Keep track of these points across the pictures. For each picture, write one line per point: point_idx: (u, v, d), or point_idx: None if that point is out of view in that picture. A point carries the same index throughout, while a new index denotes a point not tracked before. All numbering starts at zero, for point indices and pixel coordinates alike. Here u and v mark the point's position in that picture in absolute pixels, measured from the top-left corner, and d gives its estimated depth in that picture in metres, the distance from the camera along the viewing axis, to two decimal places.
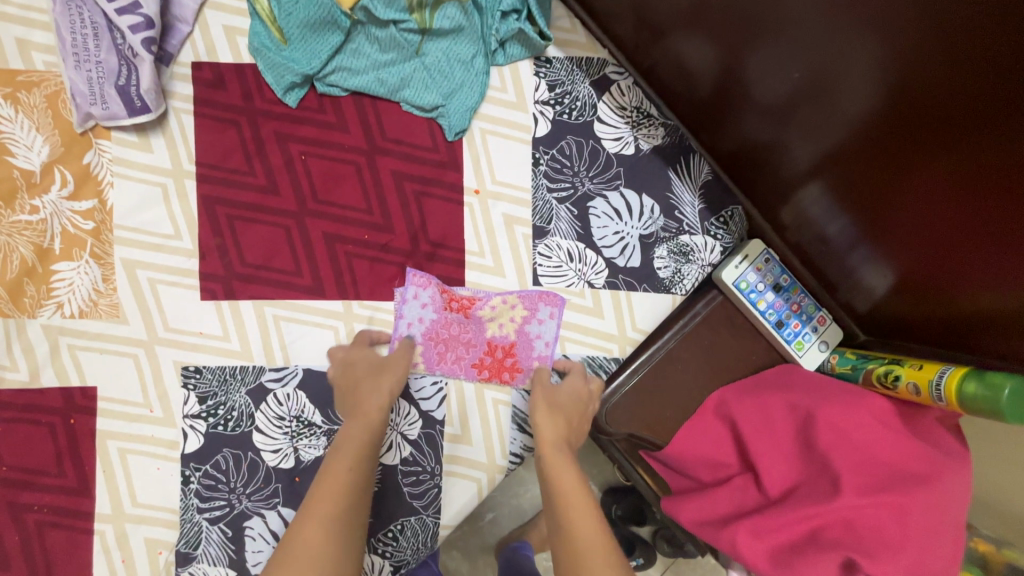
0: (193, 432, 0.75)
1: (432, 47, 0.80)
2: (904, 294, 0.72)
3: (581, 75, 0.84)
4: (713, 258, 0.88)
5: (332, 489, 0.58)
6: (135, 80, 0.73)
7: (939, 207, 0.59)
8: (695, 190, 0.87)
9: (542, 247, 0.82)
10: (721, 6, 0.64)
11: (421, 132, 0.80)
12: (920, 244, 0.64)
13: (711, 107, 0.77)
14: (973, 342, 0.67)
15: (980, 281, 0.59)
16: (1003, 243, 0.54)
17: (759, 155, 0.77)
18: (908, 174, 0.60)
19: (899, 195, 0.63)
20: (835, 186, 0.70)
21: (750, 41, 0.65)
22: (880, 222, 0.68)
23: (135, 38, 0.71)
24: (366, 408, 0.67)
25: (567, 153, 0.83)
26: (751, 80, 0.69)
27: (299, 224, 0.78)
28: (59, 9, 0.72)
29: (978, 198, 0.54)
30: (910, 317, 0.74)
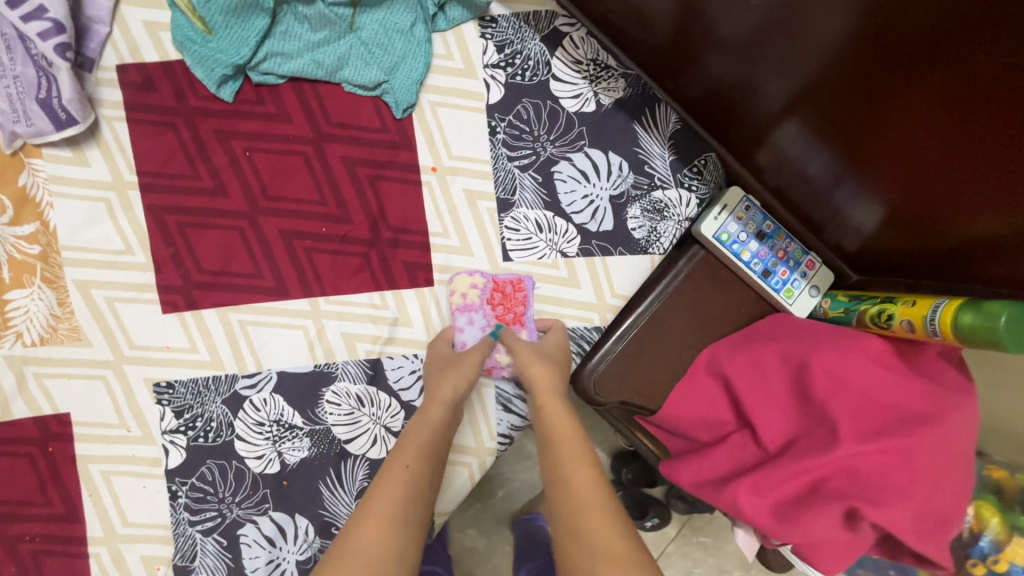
0: (174, 447, 0.74)
1: (366, 20, 0.74)
2: (897, 227, 0.68)
3: (530, 32, 0.77)
4: (690, 212, 0.82)
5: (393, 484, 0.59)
6: (56, 90, 0.68)
7: (928, 135, 0.55)
8: (664, 142, 0.80)
9: (509, 220, 0.78)
10: None
11: (367, 113, 0.76)
12: (906, 174, 0.60)
13: (674, 49, 0.72)
14: (964, 272, 0.64)
15: (972, 208, 0.56)
16: (1005, 159, 0.50)
17: (732, 97, 0.72)
18: (892, 101, 0.56)
19: (883, 129, 0.59)
20: (814, 124, 0.65)
21: None
22: (863, 156, 0.63)
23: (47, 45, 0.66)
24: (440, 393, 0.69)
25: (524, 117, 0.77)
26: (715, 16, 0.63)
27: (253, 224, 0.75)
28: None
29: (971, 115, 0.50)
30: (902, 253, 0.71)
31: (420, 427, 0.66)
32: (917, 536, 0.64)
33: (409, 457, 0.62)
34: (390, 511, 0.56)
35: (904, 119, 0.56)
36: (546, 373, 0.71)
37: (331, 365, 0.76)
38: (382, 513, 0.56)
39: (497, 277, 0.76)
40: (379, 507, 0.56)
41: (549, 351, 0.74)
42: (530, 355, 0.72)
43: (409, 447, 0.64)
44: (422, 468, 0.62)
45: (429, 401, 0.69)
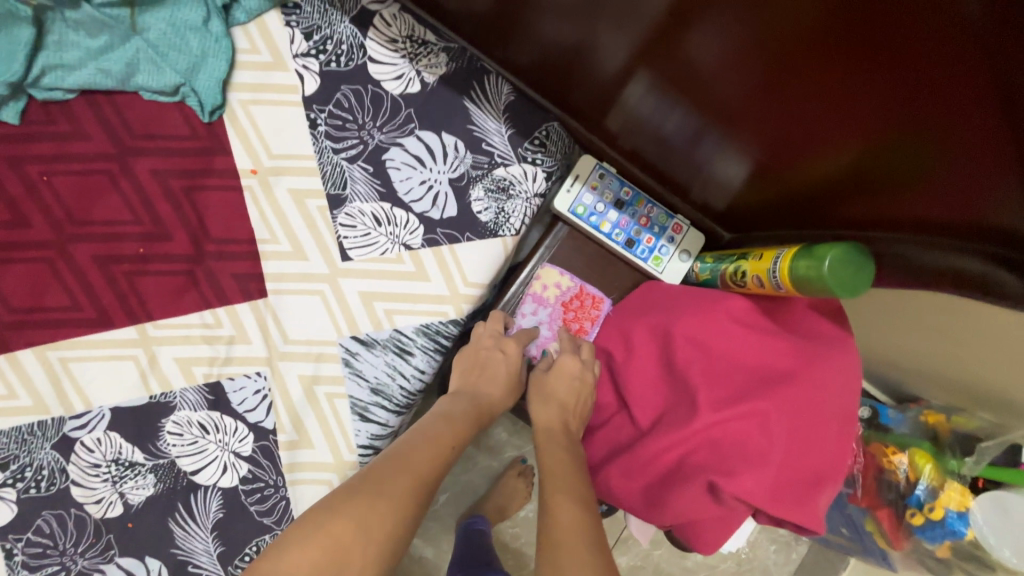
0: (3, 503, 0.68)
1: (150, 19, 0.68)
2: (796, 183, 0.60)
3: (337, 14, 0.71)
4: (541, 188, 0.76)
5: (398, 483, 0.54)
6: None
7: (781, 80, 0.48)
8: (500, 115, 0.74)
9: (343, 217, 0.73)
10: None
11: (173, 121, 0.71)
12: (760, 114, 0.55)
13: (500, 14, 0.65)
14: (832, 213, 0.60)
15: (845, 140, 0.50)
16: (865, 76, 0.42)
17: (571, 61, 0.67)
18: (729, 53, 0.50)
19: (739, 85, 0.53)
20: (669, 86, 0.60)
21: None
22: (735, 115, 0.57)
23: None
24: (479, 390, 0.69)
25: (345, 106, 0.72)
26: None
27: (63, 252, 0.70)
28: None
29: (803, 44, 0.44)
30: (777, 201, 0.66)
31: (432, 440, 0.60)
32: (779, 503, 0.61)
33: (453, 432, 0.62)
34: (409, 487, 0.54)
35: (742, 56, 0.49)
36: (547, 414, 0.68)
37: (168, 394, 0.71)
38: (370, 514, 0.50)
39: (570, 289, 0.79)
40: (414, 464, 0.56)
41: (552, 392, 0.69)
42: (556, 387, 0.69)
43: (450, 423, 0.63)
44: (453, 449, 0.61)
45: (473, 407, 0.67)
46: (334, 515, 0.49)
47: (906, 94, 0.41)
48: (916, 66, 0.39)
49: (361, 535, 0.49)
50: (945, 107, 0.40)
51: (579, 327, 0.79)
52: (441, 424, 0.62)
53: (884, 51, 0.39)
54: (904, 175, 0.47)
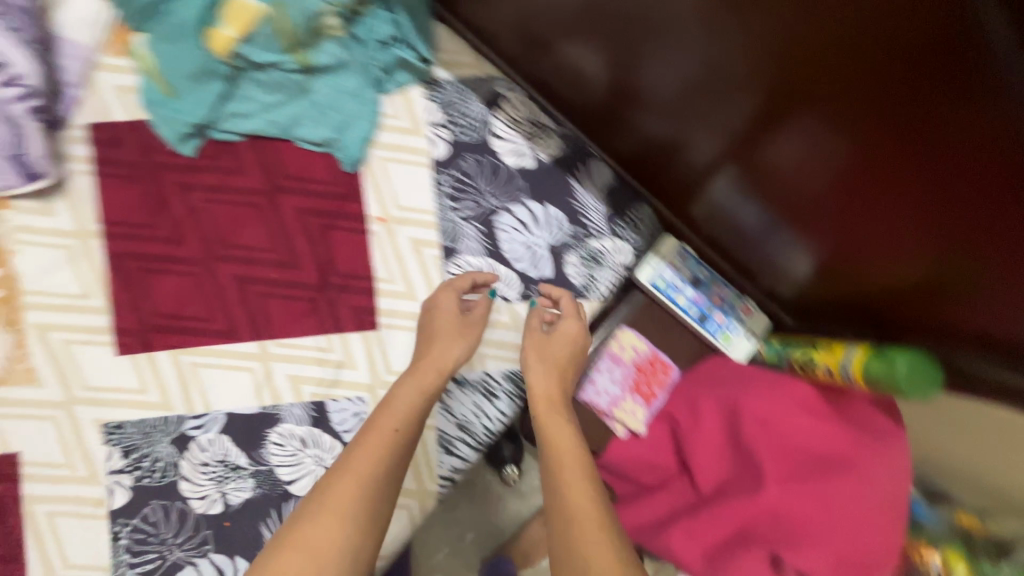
0: (120, 487, 0.76)
1: (319, 84, 0.78)
2: (844, 281, 0.70)
3: (471, 94, 0.82)
4: (627, 260, 0.85)
5: (334, 506, 0.59)
6: (19, 145, 0.72)
7: (853, 192, 0.58)
8: (599, 194, 0.83)
9: (453, 266, 0.82)
10: (601, 18, 0.66)
11: (319, 167, 0.80)
12: (832, 213, 0.63)
13: (609, 107, 0.77)
14: (875, 309, 0.69)
15: (909, 246, 0.58)
16: (931, 203, 0.52)
17: (663, 154, 0.77)
18: (811, 162, 0.60)
19: (812, 189, 0.63)
20: (746, 184, 0.70)
21: (641, 48, 0.65)
22: (801, 214, 0.67)
23: (20, 109, 0.71)
24: (434, 365, 0.71)
25: (468, 172, 0.82)
26: (646, 87, 0.70)
27: (208, 270, 0.79)
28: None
29: (882, 169, 0.54)
30: (838, 297, 0.74)
31: (374, 439, 0.64)
32: None
33: (394, 419, 0.66)
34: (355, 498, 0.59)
35: (826, 167, 0.59)
36: (545, 382, 0.71)
37: (276, 407, 0.78)
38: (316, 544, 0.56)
39: (644, 354, 0.86)
40: (353, 469, 0.61)
41: (551, 348, 0.74)
42: (545, 364, 0.72)
43: (394, 409, 0.67)
44: (405, 432, 0.66)
45: (417, 388, 0.69)
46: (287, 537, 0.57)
47: (965, 223, 0.51)
48: (981, 206, 0.49)
49: (312, 559, 0.55)
50: (994, 242, 0.50)
51: (647, 390, 0.85)
52: (384, 416, 0.66)
53: (957, 186, 0.49)
54: (958, 286, 0.56)
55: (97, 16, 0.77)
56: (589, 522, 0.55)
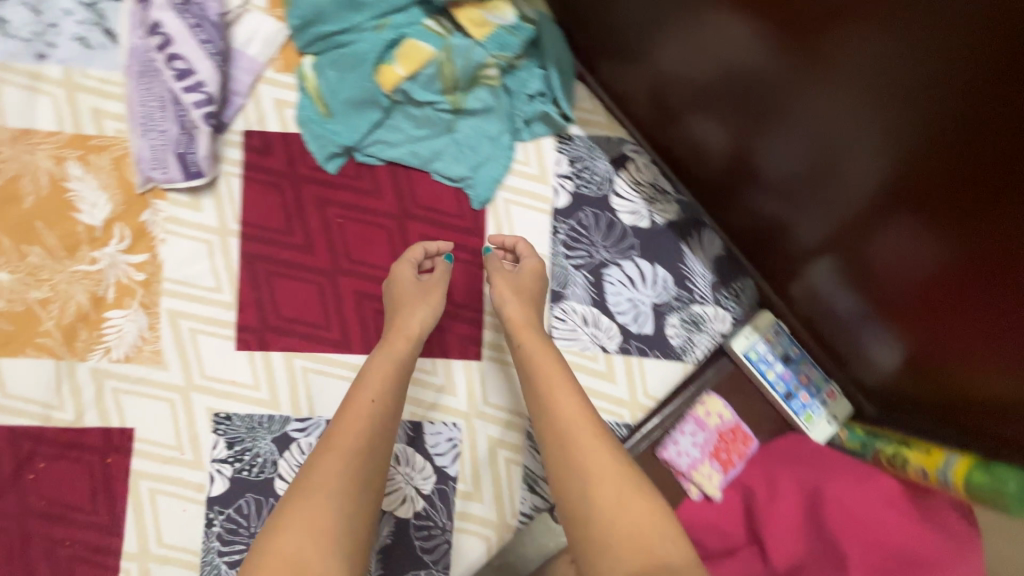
0: (220, 476, 0.79)
1: (464, 125, 0.83)
2: (932, 377, 0.71)
3: (600, 152, 0.87)
4: (724, 328, 0.89)
5: (325, 482, 0.59)
6: (189, 144, 0.79)
7: (955, 296, 0.59)
8: (707, 263, 0.87)
9: (558, 311, 0.84)
10: (725, 94, 0.70)
11: (448, 200, 0.85)
12: (919, 308, 0.65)
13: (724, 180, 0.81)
14: (962, 409, 0.70)
15: (1006, 358, 0.59)
16: None
17: (769, 233, 0.80)
18: (916, 259, 0.61)
19: (912, 284, 0.64)
20: (846, 269, 0.72)
21: (758, 128, 0.69)
22: (895, 304, 0.68)
23: (196, 113, 0.78)
24: (401, 334, 0.74)
25: (585, 224, 0.86)
26: (759, 163, 0.73)
27: (331, 281, 0.83)
28: (133, 83, 0.79)
29: (990, 281, 0.55)
30: (924, 393, 0.74)
31: (352, 415, 0.65)
32: None
33: (369, 392, 0.68)
34: (339, 475, 0.60)
35: (931, 269, 0.60)
36: (519, 307, 0.76)
37: None
38: (312, 522, 0.56)
39: (727, 423, 0.87)
40: (337, 446, 0.62)
41: (522, 282, 0.79)
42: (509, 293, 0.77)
43: (367, 383, 0.69)
44: (381, 404, 0.67)
45: (393, 360, 0.72)
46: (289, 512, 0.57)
47: None
48: None
49: (309, 536, 0.56)
50: None
51: (726, 459, 0.86)
52: (358, 391, 0.67)
53: None
54: None
55: (275, 36, 0.83)
56: (604, 480, 0.60)
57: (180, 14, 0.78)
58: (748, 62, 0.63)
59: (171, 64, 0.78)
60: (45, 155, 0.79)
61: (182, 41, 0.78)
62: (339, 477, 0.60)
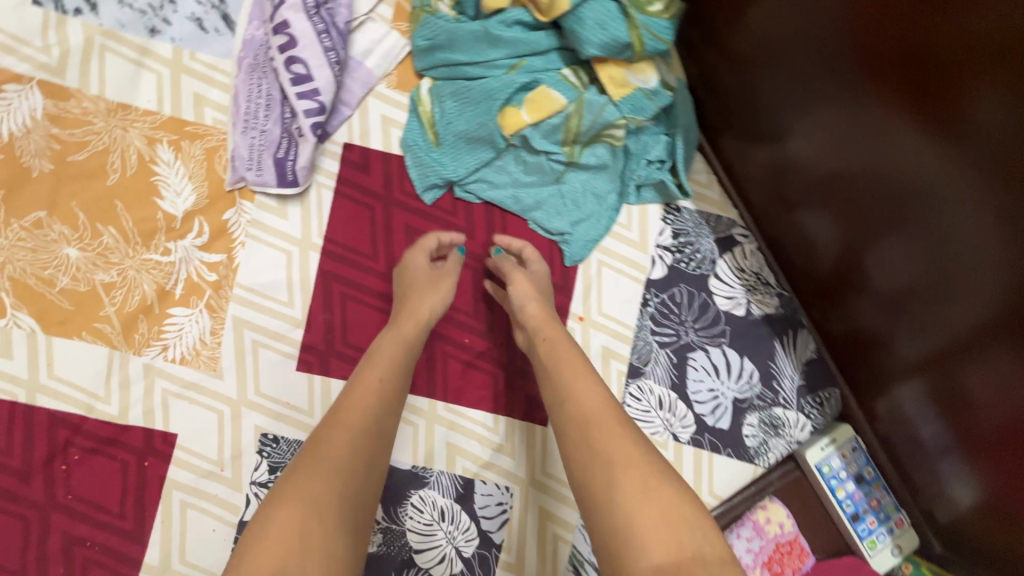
0: (256, 500, 0.75)
1: (573, 178, 0.79)
2: (1002, 522, 0.65)
3: (707, 230, 0.83)
4: (801, 435, 0.84)
5: (322, 466, 0.54)
6: (289, 151, 0.76)
7: None
8: (797, 365, 0.83)
9: (634, 388, 0.80)
10: (854, 190, 0.66)
11: (541, 252, 0.80)
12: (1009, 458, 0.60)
13: (832, 281, 0.76)
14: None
15: None
16: None
17: (866, 346, 0.76)
18: (1006, 396, 0.57)
19: (997, 421, 0.60)
20: (933, 394, 0.67)
21: (873, 235, 0.66)
22: (975, 438, 0.64)
23: (305, 121, 0.75)
24: (411, 316, 0.69)
25: (677, 301, 0.81)
26: (872, 271, 0.69)
27: None
28: (241, 77, 0.77)
29: None
30: (1001, 544, 0.68)
31: (361, 393, 0.61)
32: None
33: (378, 371, 0.64)
34: (343, 452, 0.55)
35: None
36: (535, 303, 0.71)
37: (427, 470, 0.77)
38: (313, 496, 0.51)
39: (785, 533, 0.81)
40: (346, 421, 0.58)
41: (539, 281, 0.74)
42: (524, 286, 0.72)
43: (378, 362, 0.65)
44: (388, 385, 0.63)
45: (403, 347, 0.67)
46: (290, 481, 0.53)
47: None
48: None
49: (307, 508, 0.51)
50: None
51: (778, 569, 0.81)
52: (367, 369, 0.63)
53: None
54: None
55: (398, 56, 0.79)
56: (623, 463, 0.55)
57: (308, 17, 0.75)
58: (883, 163, 0.60)
59: (288, 67, 0.75)
60: (139, 134, 0.75)
61: (305, 46, 0.75)
62: (342, 455, 0.55)
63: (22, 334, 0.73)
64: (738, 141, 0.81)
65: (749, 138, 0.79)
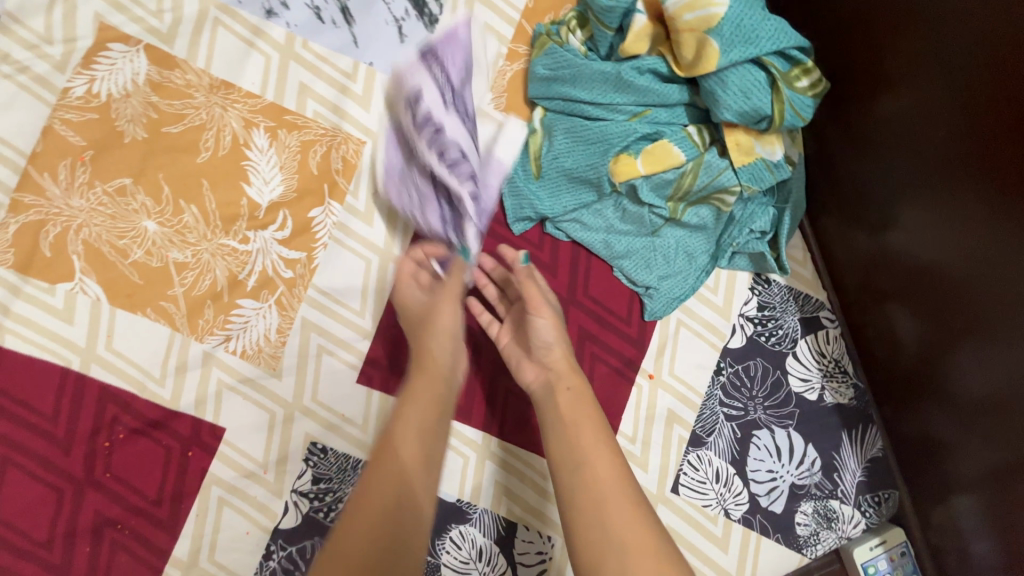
0: (294, 509, 0.72)
1: (668, 233, 0.77)
2: None
3: (794, 307, 0.81)
4: (852, 530, 0.81)
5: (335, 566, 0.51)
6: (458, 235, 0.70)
7: None
8: (861, 460, 0.81)
9: (693, 456, 0.78)
10: (935, 294, 0.67)
11: (621, 302, 0.78)
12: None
13: (915, 383, 0.74)
14: None
15: None
16: None
17: (933, 453, 0.74)
18: None
19: None
20: (990, 508, 0.67)
21: (952, 340, 0.67)
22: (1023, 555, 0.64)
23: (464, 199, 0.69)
24: (427, 382, 0.64)
25: (751, 374, 0.79)
26: (953, 380, 0.68)
27: (475, 343, 0.77)
28: (390, 177, 0.72)
29: None
30: None
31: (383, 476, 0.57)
32: None
33: (402, 449, 0.59)
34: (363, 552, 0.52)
35: None
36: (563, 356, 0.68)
37: (471, 506, 0.74)
38: None
39: None
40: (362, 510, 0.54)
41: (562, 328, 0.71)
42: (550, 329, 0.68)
43: (401, 439, 0.60)
44: (410, 466, 0.58)
45: (419, 415, 0.62)
46: None
47: None
48: None
49: None
50: None
51: None
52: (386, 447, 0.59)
53: None
54: None
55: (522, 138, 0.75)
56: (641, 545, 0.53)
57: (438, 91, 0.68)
58: (985, 269, 0.61)
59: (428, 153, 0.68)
60: (237, 115, 0.73)
61: (451, 127, 0.68)
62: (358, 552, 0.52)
63: (86, 302, 0.70)
64: (842, 225, 0.80)
65: (853, 222, 0.78)
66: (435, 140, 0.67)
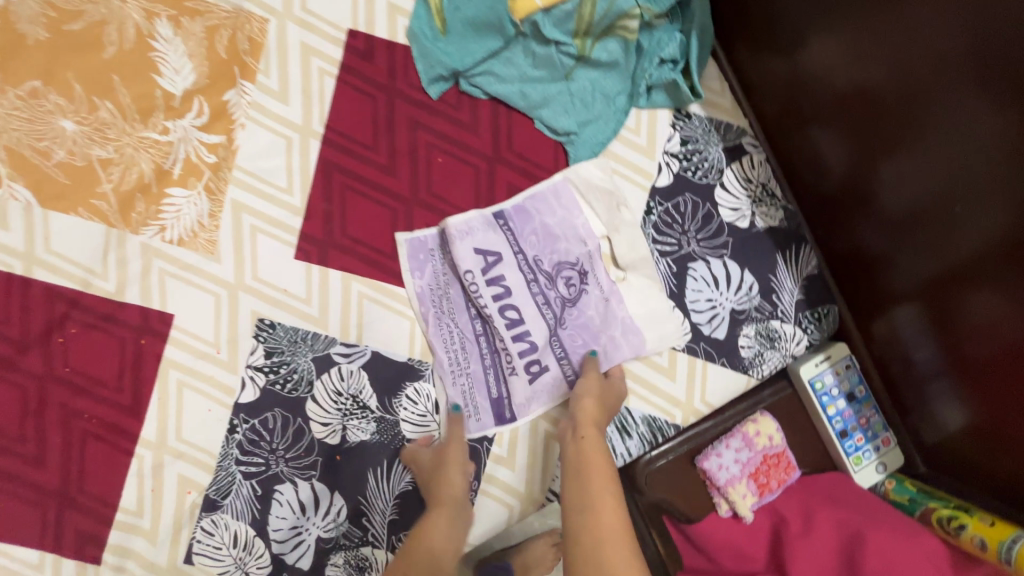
0: (252, 383, 0.75)
1: (582, 74, 0.81)
2: (977, 441, 0.67)
3: (717, 138, 0.84)
4: (797, 350, 0.84)
5: None
6: (500, 400, 0.78)
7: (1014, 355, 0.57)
8: (797, 279, 0.84)
9: (632, 294, 0.80)
10: (842, 97, 0.68)
11: (546, 154, 0.81)
12: (994, 385, 0.61)
13: (841, 194, 0.75)
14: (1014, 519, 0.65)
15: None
16: None
17: (866, 265, 0.75)
18: (966, 291, 0.60)
19: (965, 327, 0.62)
20: (926, 315, 0.67)
21: (888, 148, 0.64)
22: (956, 354, 0.65)
23: (521, 360, 0.77)
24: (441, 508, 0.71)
25: (681, 210, 0.82)
26: (885, 184, 0.66)
27: (407, 210, 0.78)
28: (431, 330, 0.78)
29: None
30: (987, 466, 0.67)
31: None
32: None
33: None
34: None
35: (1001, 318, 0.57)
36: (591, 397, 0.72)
37: (423, 363, 0.78)
38: None
39: (773, 446, 0.81)
40: None
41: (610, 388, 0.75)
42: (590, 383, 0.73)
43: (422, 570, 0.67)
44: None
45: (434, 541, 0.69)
46: None
47: None
48: None
49: None
50: None
51: (766, 484, 0.80)
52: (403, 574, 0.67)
53: None
54: None
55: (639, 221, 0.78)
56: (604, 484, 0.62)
57: (521, 270, 0.79)
58: (889, 74, 0.60)
59: (502, 314, 0.78)
60: (137, 8, 0.74)
61: (513, 284, 0.78)
62: None
63: (18, 207, 0.71)
64: (754, 52, 0.80)
65: (767, 49, 0.77)
66: (501, 295, 0.78)
